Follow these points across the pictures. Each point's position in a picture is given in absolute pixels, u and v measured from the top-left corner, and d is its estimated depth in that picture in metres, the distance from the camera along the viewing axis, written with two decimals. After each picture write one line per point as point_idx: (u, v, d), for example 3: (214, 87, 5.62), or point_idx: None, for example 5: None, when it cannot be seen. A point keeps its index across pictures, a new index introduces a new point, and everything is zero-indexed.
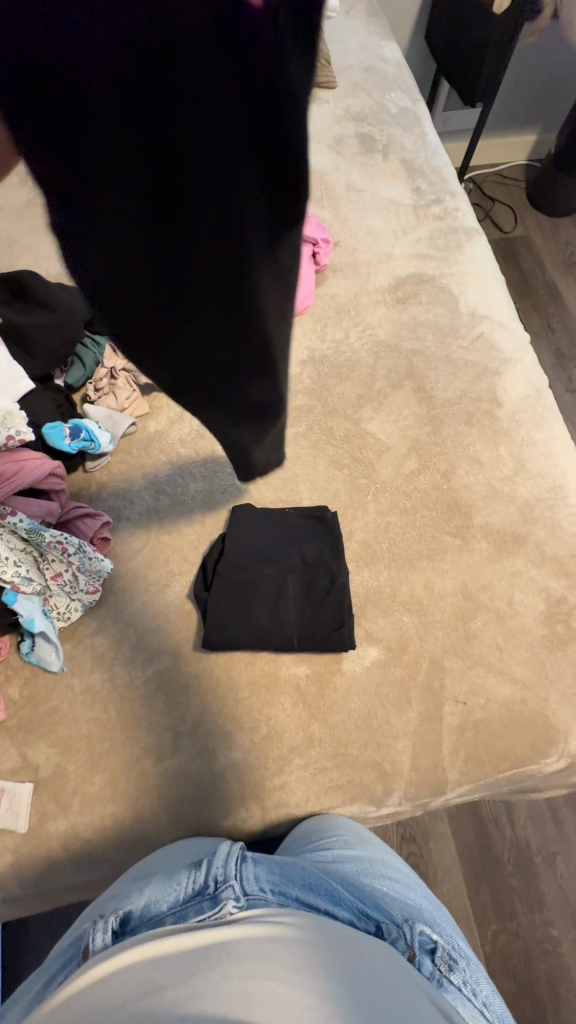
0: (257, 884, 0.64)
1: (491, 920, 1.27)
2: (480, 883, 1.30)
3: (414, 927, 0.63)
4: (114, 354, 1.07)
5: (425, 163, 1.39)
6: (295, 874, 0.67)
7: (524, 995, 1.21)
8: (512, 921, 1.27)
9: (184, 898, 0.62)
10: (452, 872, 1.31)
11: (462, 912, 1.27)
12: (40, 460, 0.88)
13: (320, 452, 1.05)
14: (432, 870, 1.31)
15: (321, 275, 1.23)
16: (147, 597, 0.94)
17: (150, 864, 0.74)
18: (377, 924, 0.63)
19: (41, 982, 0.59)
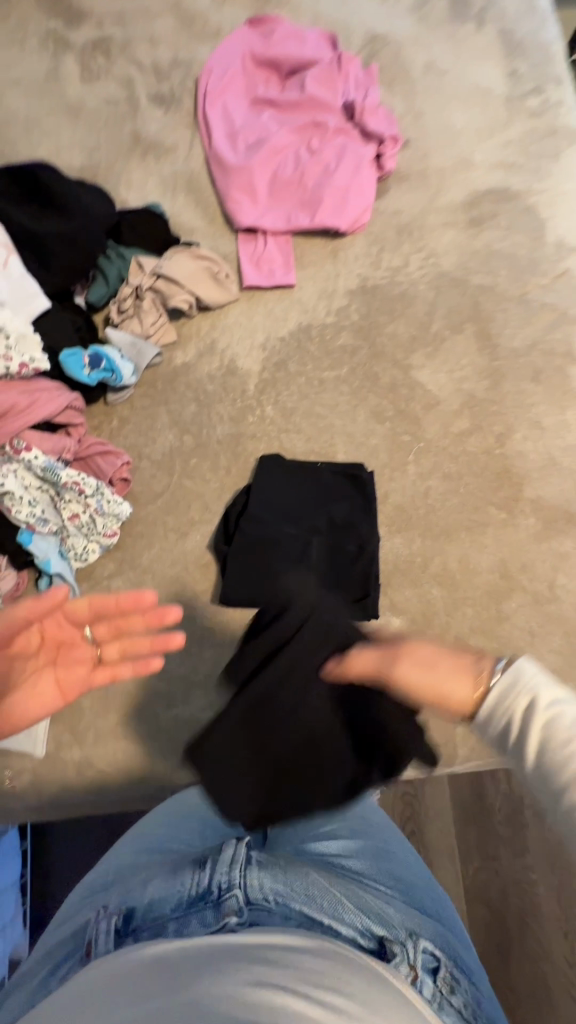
0: (261, 890, 0.53)
1: (473, 858, 1.26)
2: (469, 825, 1.27)
3: (416, 945, 0.51)
4: (140, 268, 0.95)
5: (528, 38, 1.11)
6: (298, 878, 0.55)
7: (495, 927, 1.22)
8: (493, 860, 1.25)
9: (186, 903, 0.52)
10: (442, 813, 1.29)
11: (447, 847, 1.27)
12: (55, 393, 0.84)
13: (361, 401, 0.95)
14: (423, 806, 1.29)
15: (384, 185, 1.04)
16: (166, 544, 0.90)
17: (159, 834, 0.74)
18: (373, 937, 0.50)
19: (40, 979, 0.52)
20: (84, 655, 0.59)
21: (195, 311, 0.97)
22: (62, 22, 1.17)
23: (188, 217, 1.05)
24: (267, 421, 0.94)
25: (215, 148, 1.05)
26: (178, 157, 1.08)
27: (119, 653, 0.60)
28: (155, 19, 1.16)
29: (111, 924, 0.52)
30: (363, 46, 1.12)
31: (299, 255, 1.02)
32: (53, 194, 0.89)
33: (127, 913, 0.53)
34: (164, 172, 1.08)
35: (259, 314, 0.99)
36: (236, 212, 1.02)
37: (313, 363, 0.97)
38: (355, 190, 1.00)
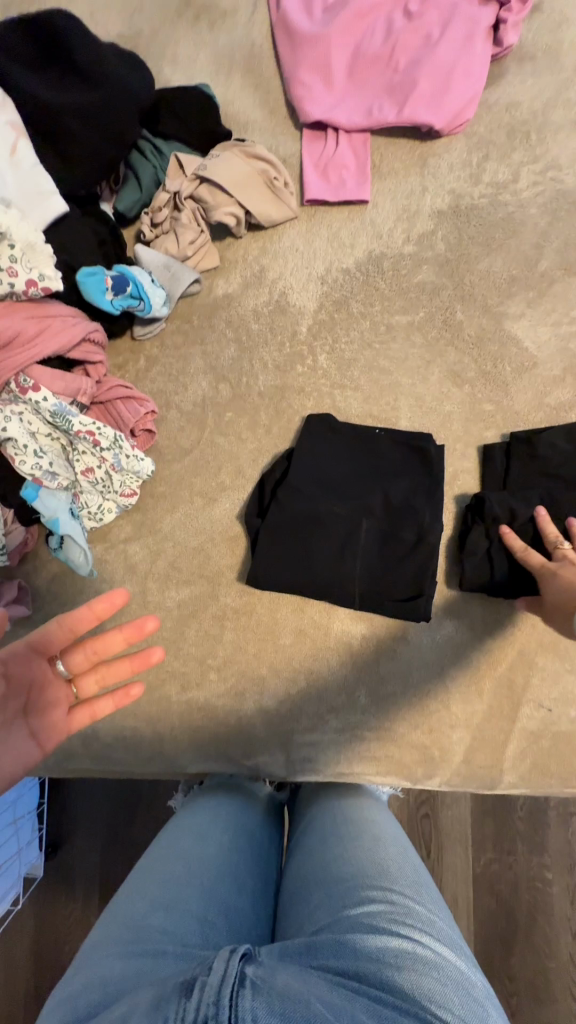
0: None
1: (488, 850, 1.10)
2: (487, 818, 1.10)
3: None
4: (181, 170, 0.77)
5: None
6: (302, 1004, 0.39)
7: (500, 933, 1.06)
8: (509, 855, 1.09)
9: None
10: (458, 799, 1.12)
11: (461, 837, 1.10)
12: (69, 316, 0.71)
13: (437, 356, 0.77)
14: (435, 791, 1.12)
15: (499, 69, 0.80)
16: (191, 510, 0.79)
17: (134, 913, 0.50)
18: None
19: None
20: (58, 697, 0.51)
21: (243, 228, 0.80)
22: None
23: (244, 106, 0.84)
24: (319, 373, 0.79)
25: (285, 12, 0.83)
26: (237, 24, 0.86)
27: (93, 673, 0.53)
28: None
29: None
30: None
31: (377, 162, 0.81)
32: (78, 62, 0.71)
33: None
34: (219, 44, 0.86)
35: (321, 238, 0.81)
36: (305, 100, 0.81)
37: (382, 304, 0.79)
38: (461, 74, 0.77)
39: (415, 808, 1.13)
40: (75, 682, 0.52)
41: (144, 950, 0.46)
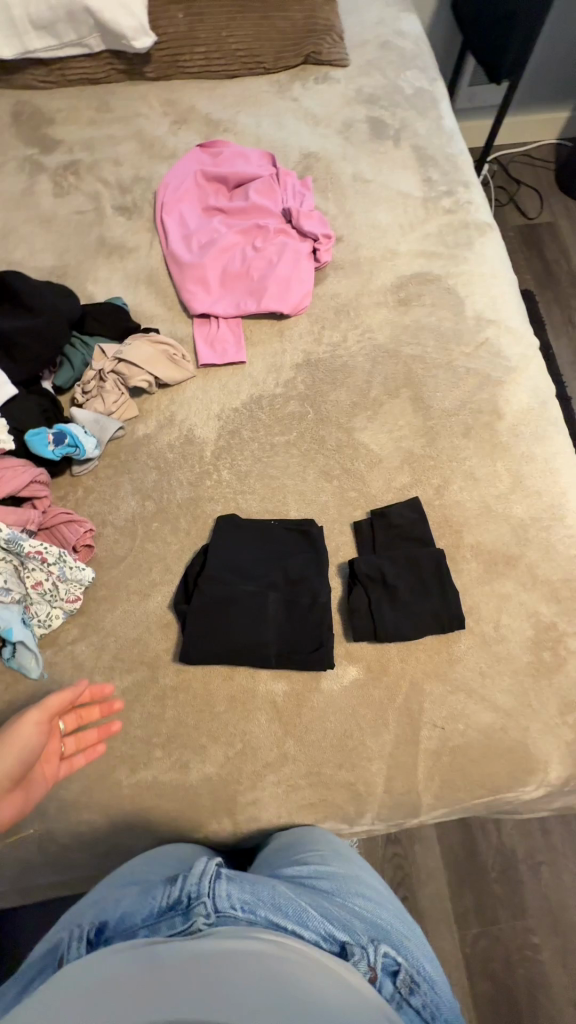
0: (228, 901, 0.68)
1: (472, 925, 1.24)
2: (465, 887, 1.27)
3: (378, 947, 0.68)
4: (103, 354, 1.04)
5: (439, 151, 1.31)
6: (265, 889, 0.71)
7: (501, 998, 1.18)
8: (494, 926, 1.24)
9: (158, 911, 0.67)
10: (434, 875, 1.29)
11: (444, 914, 1.25)
12: (17, 466, 0.92)
13: (310, 462, 1.03)
14: (415, 873, 1.29)
15: (321, 274, 1.18)
16: (129, 606, 0.93)
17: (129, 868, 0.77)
18: (342, 944, 0.67)
19: (19, 986, 0.63)
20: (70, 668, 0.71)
21: (154, 388, 1.07)
22: (37, 149, 1.34)
23: (148, 306, 1.17)
24: (224, 484, 1.01)
25: (172, 248, 1.19)
26: (140, 256, 1.22)
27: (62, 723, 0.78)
28: (119, 144, 1.35)
29: (84, 935, 0.67)
30: (298, 161, 1.30)
31: (249, 335, 1.13)
32: (22, 295, 0.99)
33: (99, 925, 0.68)
34: (127, 269, 1.21)
35: (214, 388, 1.09)
36: (191, 301, 1.14)
37: (265, 430, 1.05)
38: (296, 280, 1.14)
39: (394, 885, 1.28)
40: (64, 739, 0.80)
41: (130, 877, 0.75)
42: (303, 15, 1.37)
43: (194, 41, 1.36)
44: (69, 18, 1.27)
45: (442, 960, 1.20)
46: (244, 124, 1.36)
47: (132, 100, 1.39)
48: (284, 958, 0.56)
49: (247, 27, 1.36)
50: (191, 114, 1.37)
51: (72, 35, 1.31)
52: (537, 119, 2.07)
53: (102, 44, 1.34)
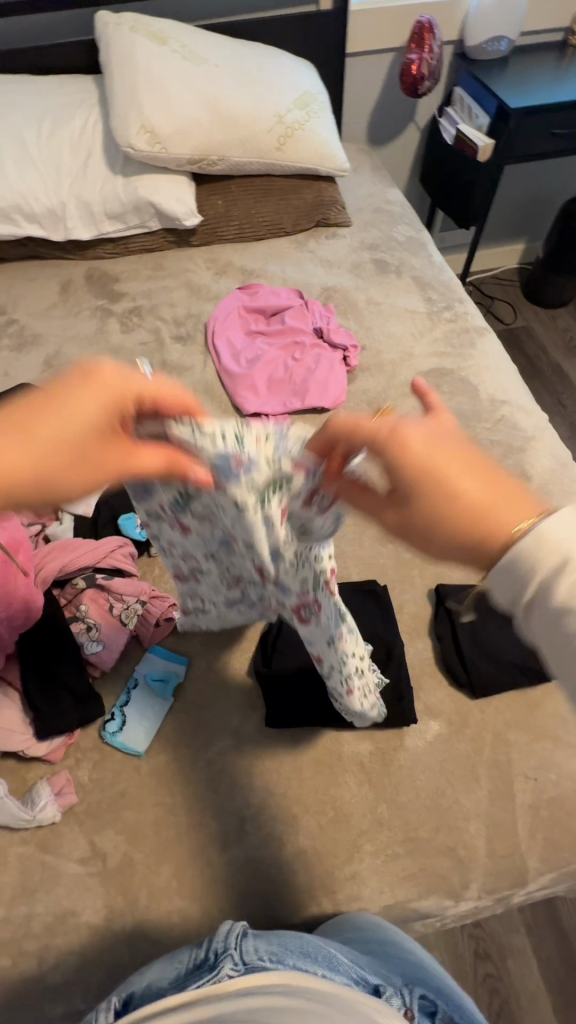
0: (255, 952, 0.63)
1: None
2: (573, 1007, 1.13)
3: (414, 992, 0.63)
4: None
5: (434, 279, 1.62)
6: (293, 941, 0.67)
7: None
8: None
9: (185, 972, 0.64)
10: (537, 994, 1.14)
11: None
12: (106, 542, 0.98)
13: (364, 530, 1.13)
14: (514, 992, 1.14)
15: (352, 376, 1.39)
16: (209, 676, 0.97)
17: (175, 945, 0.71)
18: (375, 987, 0.62)
19: None
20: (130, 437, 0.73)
21: None
22: (107, 300, 1.65)
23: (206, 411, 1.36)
24: None
25: (224, 364, 1.42)
26: (196, 373, 1.45)
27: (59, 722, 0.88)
28: (173, 292, 1.66)
29: (112, 1006, 0.62)
30: (321, 294, 1.60)
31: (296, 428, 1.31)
32: None
33: (126, 997, 0.63)
34: (186, 383, 1.42)
35: None
36: (245, 404, 1.33)
37: None
38: (332, 382, 1.34)
39: (493, 1009, 1.13)
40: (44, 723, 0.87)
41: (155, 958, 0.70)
42: (314, 195, 1.76)
43: (230, 217, 1.74)
44: (136, 209, 1.64)
45: None
46: (272, 272, 1.68)
47: (182, 260, 1.74)
48: (313, 999, 0.53)
49: (271, 205, 1.74)
50: (229, 267, 1.71)
51: (137, 220, 1.67)
52: (501, 252, 2.51)
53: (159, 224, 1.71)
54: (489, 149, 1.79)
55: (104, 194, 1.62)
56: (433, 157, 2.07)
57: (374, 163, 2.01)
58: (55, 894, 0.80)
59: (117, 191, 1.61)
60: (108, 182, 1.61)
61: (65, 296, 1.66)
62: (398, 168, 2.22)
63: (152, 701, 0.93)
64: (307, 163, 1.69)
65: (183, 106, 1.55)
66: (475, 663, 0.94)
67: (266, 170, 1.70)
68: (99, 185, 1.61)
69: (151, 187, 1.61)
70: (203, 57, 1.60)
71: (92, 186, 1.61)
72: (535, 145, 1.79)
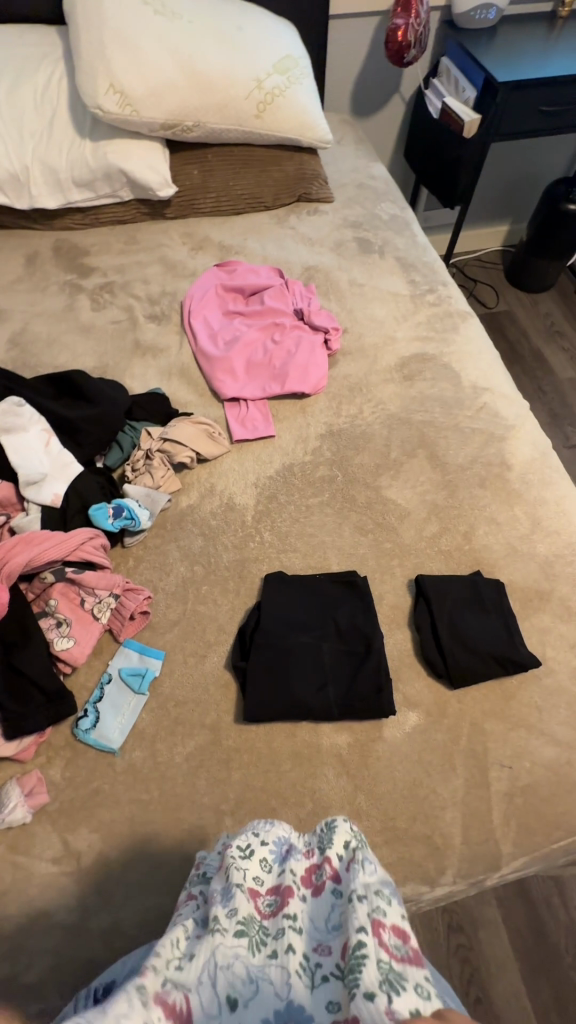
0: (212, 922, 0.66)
1: None
2: (539, 978, 1.18)
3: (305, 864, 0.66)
4: (149, 435, 1.14)
5: (419, 260, 1.58)
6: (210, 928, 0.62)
7: None
8: None
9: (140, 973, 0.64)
10: (506, 966, 1.19)
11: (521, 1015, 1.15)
12: (77, 534, 0.94)
13: (344, 518, 1.11)
14: (484, 965, 1.18)
15: (333, 360, 1.35)
16: (185, 670, 0.95)
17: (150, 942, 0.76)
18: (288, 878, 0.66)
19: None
20: None
21: (195, 463, 1.16)
22: (75, 274, 1.56)
23: (182, 394, 1.31)
24: (267, 545, 1.08)
25: (201, 345, 1.36)
26: (171, 354, 1.39)
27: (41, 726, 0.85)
28: (146, 268, 1.58)
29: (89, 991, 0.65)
30: (301, 275, 1.54)
31: (275, 413, 1.27)
32: (79, 388, 1.10)
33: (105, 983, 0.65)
34: (161, 365, 1.37)
35: (248, 460, 1.19)
36: (221, 388, 1.28)
37: (299, 493, 1.15)
38: (313, 365, 1.30)
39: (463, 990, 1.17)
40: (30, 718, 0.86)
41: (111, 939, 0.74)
42: (295, 167, 1.68)
43: (207, 189, 1.65)
44: (106, 176, 1.55)
45: None
46: (252, 248, 1.61)
47: (156, 235, 1.65)
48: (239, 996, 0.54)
49: (251, 176, 1.66)
50: (207, 243, 1.63)
51: (107, 189, 1.57)
52: (486, 231, 2.46)
53: (131, 193, 1.61)
54: (475, 125, 1.74)
55: (71, 160, 1.51)
56: (418, 131, 2.00)
57: (358, 135, 1.94)
58: (27, 895, 0.78)
59: (85, 157, 1.51)
60: (76, 147, 1.51)
61: (32, 270, 1.56)
62: (383, 139, 2.14)
63: (127, 696, 0.91)
64: (288, 133, 1.61)
65: (156, 66, 1.45)
66: (453, 653, 0.94)
67: (245, 137, 1.62)
68: (65, 149, 1.51)
69: (122, 153, 1.51)
70: (176, 13, 1.49)
71: (57, 151, 1.51)
72: (522, 121, 1.74)
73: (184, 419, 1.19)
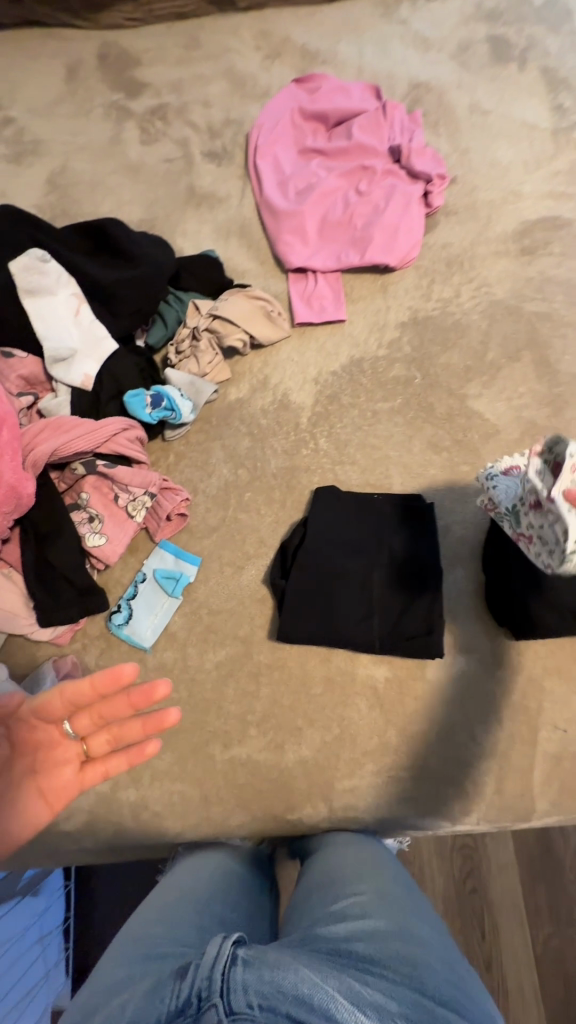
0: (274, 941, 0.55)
1: (546, 924, 1.16)
2: (538, 882, 1.18)
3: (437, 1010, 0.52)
4: (197, 311, 0.97)
5: (572, 75, 1.14)
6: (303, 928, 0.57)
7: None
8: (570, 928, 1.15)
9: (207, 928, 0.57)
10: (507, 869, 1.19)
11: (514, 907, 1.17)
12: (109, 425, 0.84)
13: (417, 431, 0.94)
14: (485, 863, 1.20)
15: (431, 221, 1.06)
16: (221, 578, 0.90)
17: (172, 818, 0.81)
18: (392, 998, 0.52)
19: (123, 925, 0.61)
20: None
21: (249, 348, 0.99)
22: (123, 93, 1.27)
23: (240, 260, 1.09)
24: (321, 453, 0.94)
25: (266, 195, 1.10)
26: (231, 205, 1.14)
27: (109, 744, 0.62)
28: (208, 84, 1.25)
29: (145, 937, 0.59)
30: (405, 95, 1.16)
31: (349, 291, 1.04)
32: (118, 244, 0.93)
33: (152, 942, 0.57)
34: (218, 220, 1.13)
35: (311, 350, 1.01)
36: (287, 254, 1.05)
37: (366, 395, 0.97)
38: (405, 227, 1.02)
39: (460, 882, 1.19)
40: (84, 742, 0.62)
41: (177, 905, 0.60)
42: None
43: None
44: None
45: (511, 958, 1.14)
46: (344, 55, 1.22)
47: (223, 35, 1.28)
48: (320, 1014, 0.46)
49: None
50: (286, 47, 1.25)
51: None
52: None
53: None
54: None
55: None
56: None
57: None
58: None
59: None
60: None
61: (74, 86, 1.28)
62: None
63: (160, 597, 0.88)
64: None
65: None
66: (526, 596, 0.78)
67: None
68: None
69: None
70: None
71: None
72: None
73: (238, 291, 0.99)
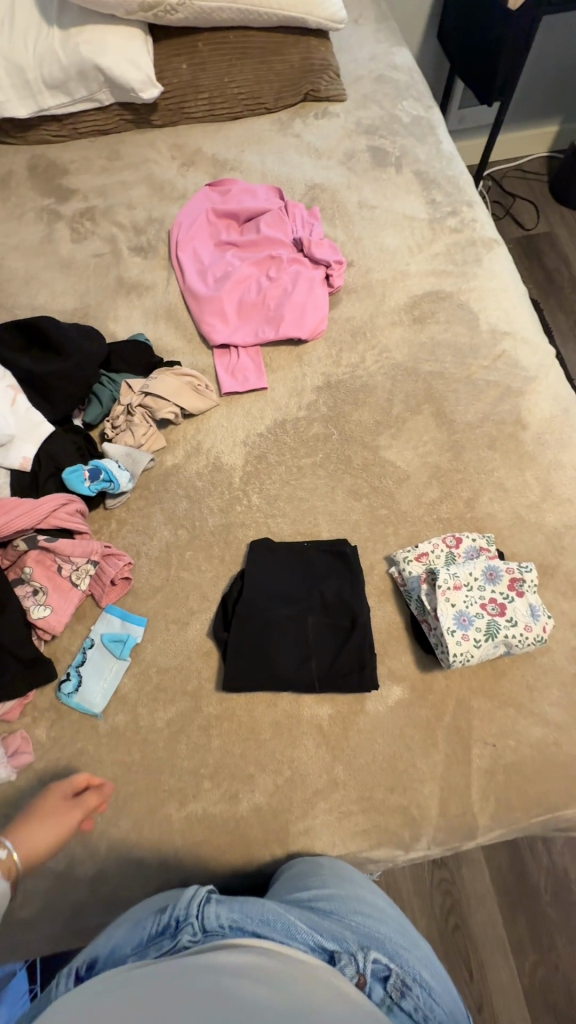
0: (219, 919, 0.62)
1: (529, 951, 1.19)
2: (517, 912, 1.22)
3: (367, 955, 0.64)
4: (130, 389, 1.06)
5: (440, 176, 1.36)
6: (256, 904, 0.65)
7: None
8: (552, 952, 1.19)
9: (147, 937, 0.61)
10: (486, 899, 1.24)
11: (497, 940, 1.20)
12: (49, 501, 0.92)
13: (338, 482, 1.04)
14: (464, 896, 1.24)
15: (335, 298, 1.21)
16: (168, 636, 0.94)
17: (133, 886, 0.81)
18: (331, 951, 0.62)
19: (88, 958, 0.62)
20: None
21: (181, 418, 1.08)
22: (53, 198, 1.40)
23: (168, 339, 1.20)
24: (254, 508, 1.02)
25: (189, 283, 1.23)
26: (158, 292, 1.26)
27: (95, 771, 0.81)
28: (131, 189, 1.41)
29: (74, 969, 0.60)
30: (304, 195, 1.35)
31: (268, 361, 1.16)
32: (51, 337, 1.02)
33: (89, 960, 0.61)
34: (147, 305, 1.25)
35: (238, 415, 1.11)
36: (210, 332, 1.17)
37: (291, 454, 1.07)
38: (311, 306, 1.17)
39: (443, 920, 1.22)
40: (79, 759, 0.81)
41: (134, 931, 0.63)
42: (300, 57, 1.43)
43: (198, 88, 1.42)
44: (80, 75, 1.34)
45: (499, 994, 1.16)
46: (249, 162, 1.41)
47: (142, 147, 1.46)
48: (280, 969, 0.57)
49: (248, 70, 1.42)
50: (198, 157, 1.43)
51: (83, 91, 1.37)
52: (530, 137, 2.12)
53: (112, 96, 1.40)
54: None
55: (40, 55, 1.32)
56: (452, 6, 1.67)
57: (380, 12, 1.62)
58: None
59: (55, 51, 1.30)
60: (43, 39, 1.30)
61: (7, 194, 1.41)
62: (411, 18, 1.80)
63: (109, 661, 0.91)
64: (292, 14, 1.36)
65: None
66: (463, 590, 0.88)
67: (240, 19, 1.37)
68: (32, 43, 1.31)
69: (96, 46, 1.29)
70: None
71: (24, 46, 1.31)
72: None
73: (167, 369, 1.10)
